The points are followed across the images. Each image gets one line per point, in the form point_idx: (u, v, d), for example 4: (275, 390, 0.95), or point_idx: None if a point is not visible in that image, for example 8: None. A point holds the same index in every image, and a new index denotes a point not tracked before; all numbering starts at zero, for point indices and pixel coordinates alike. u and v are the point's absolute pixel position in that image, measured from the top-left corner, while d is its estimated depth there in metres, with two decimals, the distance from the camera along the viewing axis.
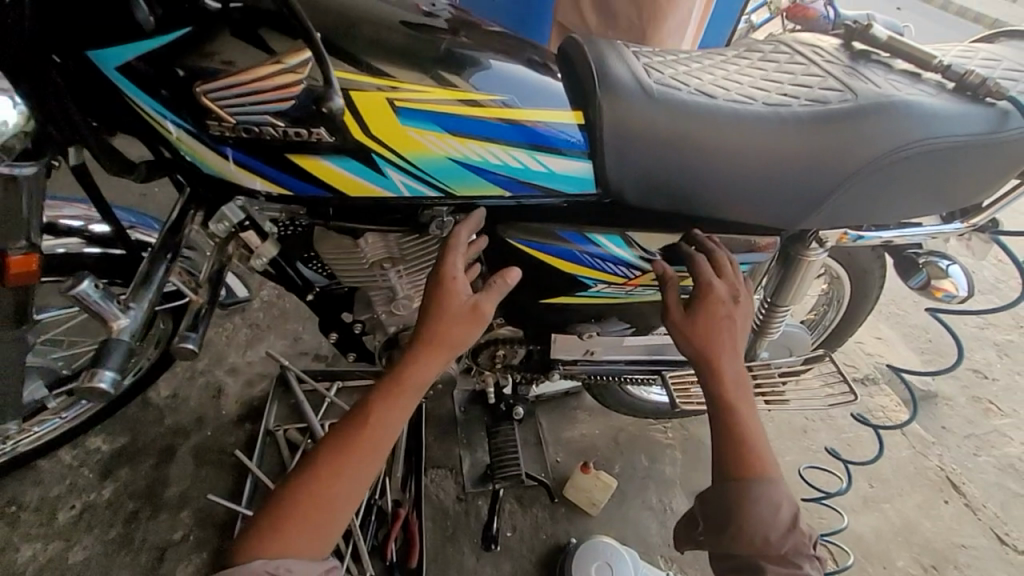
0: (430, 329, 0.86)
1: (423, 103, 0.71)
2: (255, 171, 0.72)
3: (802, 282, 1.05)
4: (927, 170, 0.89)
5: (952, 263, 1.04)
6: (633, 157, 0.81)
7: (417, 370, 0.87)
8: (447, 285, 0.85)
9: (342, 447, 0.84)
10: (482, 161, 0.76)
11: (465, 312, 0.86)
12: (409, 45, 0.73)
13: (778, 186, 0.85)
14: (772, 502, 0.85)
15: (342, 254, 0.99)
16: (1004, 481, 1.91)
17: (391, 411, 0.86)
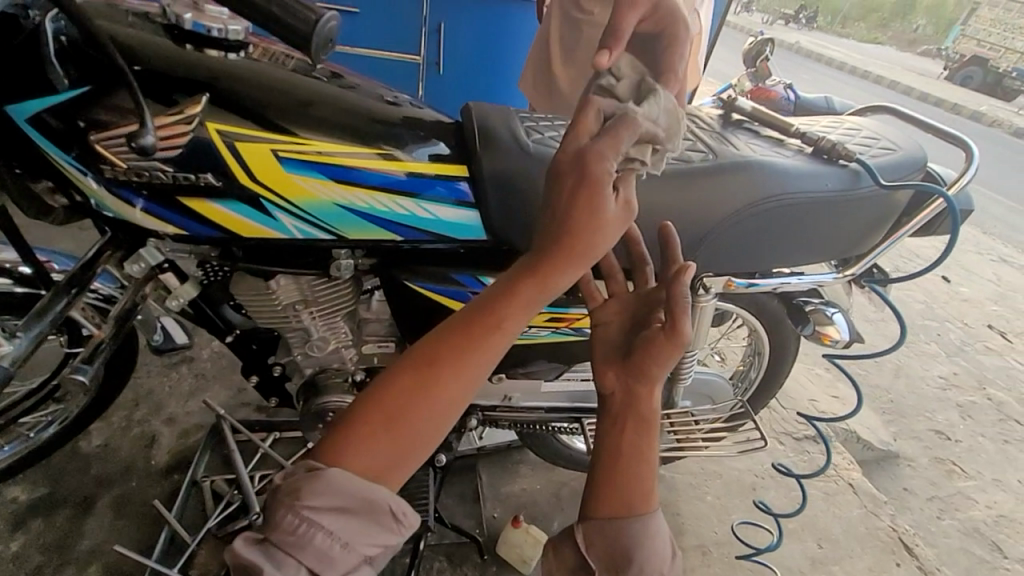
0: (546, 241, 0.66)
1: (307, 154, 0.78)
2: (159, 216, 0.79)
3: (698, 327, 1.11)
4: (789, 221, 0.98)
5: (837, 311, 1.11)
6: (513, 207, 0.90)
7: (517, 296, 0.67)
8: (577, 164, 0.64)
9: (413, 382, 0.67)
10: (369, 207, 0.84)
11: (591, 210, 0.64)
12: (297, 98, 0.80)
13: (650, 234, 0.93)
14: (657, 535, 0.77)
15: (256, 296, 1.04)
16: (969, 546, 1.89)
17: (479, 353, 0.68)
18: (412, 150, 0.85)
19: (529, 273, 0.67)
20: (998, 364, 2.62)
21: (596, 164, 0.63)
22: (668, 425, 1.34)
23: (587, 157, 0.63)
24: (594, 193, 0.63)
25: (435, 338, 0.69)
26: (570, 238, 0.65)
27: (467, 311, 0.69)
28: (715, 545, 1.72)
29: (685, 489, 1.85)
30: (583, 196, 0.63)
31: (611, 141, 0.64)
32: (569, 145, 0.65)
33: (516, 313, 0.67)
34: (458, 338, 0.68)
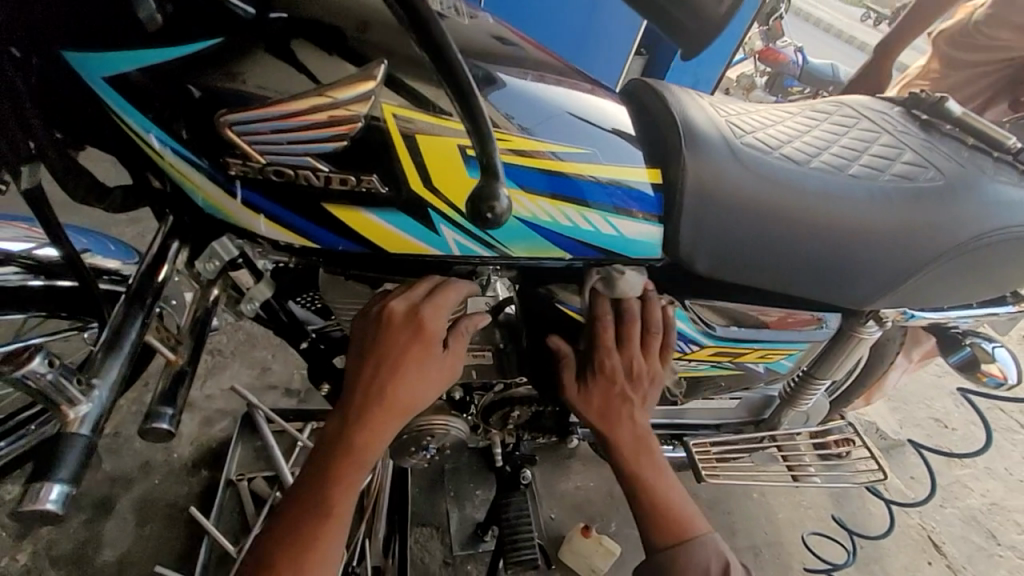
0: (382, 376, 0.74)
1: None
2: (254, 207, 0.58)
3: (846, 359, 0.98)
4: (1003, 256, 0.83)
5: (997, 346, 1.00)
6: (711, 225, 0.72)
7: (365, 426, 0.73)
8: (411, 324, 0.73)
9: (302, 514, 0.72)
10: (551, 222, 0.65)
11: (428, 348, 0.74)
12: (473, 77, 0.63)
13: (856, 263, 0.77)
14: (698, 563, 0.80)
15: (355, 304, 0.84)
16: (969, 534, 1.84)
17: (347, 486, 0.73)
18: (605, 150, 0.68)
19: (376, 400, 0.73)
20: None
21: (428, 319, 0.73)
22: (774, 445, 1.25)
23: (420, 314, 0.73)
24: (425, 339, 0.74)
25: (310, 472, 0.75)
26: (408, 369, 0.74)
27: (326, 436, 0.75)
28: (766, 545, 1.69)
29: (731, 486, 1.80)
30: (415, 334, 0.73)
31: (439, 300, 0.74)
32: (398, 305, 0.73)
33: (373, 434, 0.74)
34: (326, 473, 0.74)
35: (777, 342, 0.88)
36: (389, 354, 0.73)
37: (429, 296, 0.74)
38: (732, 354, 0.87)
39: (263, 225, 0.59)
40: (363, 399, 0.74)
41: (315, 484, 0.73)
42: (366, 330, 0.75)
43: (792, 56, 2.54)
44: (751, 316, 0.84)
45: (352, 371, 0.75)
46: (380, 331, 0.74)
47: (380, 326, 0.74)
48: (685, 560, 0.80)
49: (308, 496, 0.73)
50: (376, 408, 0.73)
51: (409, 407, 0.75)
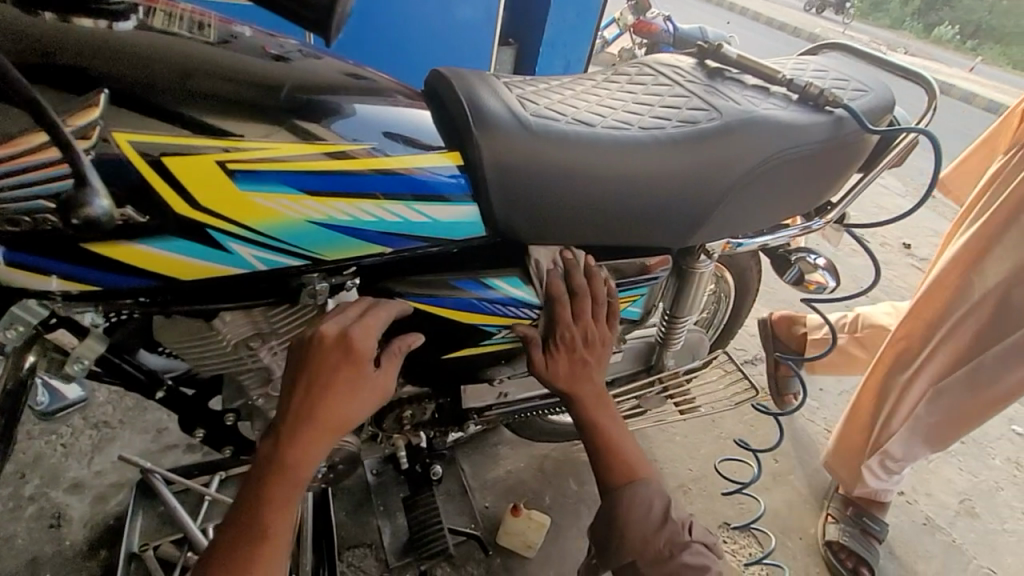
0: (312, 398, 0.73)
1: (268, 163, 0.64)
2: (33, 267, 0.63)
3: (695, 296, 1.08)
4: (791, 176, 0.94)
5: (819, 257, 1.13)
6: (521, 196, 0.76)
7: (295, 447, 0.72)
8: (341, 345, 0.73)
9: (235, 545, 0.70)
10: (353, 220, 0.69)
11: (358, 368, 0.74)
12: (258, 94, 0.66)
13: (661, 205, 0.84)
14: (642, 502, 0.88)
15: (194, 340, 0.81)
16: None
17: (282, 510, 0.72)
18: (403, 143, 0.71)
19: (310, 420, 0.73)
20: (884, 252, 2.79)
21: (359, 340, 0.74)
22: (661, 386, 1.34)
23: (351, 336, 0.73)
24: (358, 360, 0.74)
25: (242, 499, 0.72)
26: (339, 389, 0.74)
27: (256, 462, 0.74)
28: (692, 481, 1.78)
29: (656, 435, 1.88)
30: (344, 356, 0.73)
31: (369, 321, 0.74)
32: (330, 327, 0.73)
33: (304, 454, 0.73)
34: (257, 501, 0.72)
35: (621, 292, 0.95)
36: (319, 376, 0.73)
37: (360, 317, 0.75)
38: None
39: (55, 284, 0.65)
40: (293, 423, 0.73)
41: (253, 512, 0.71)
42: (296, 352, 0.74)
43: (663, 26, 2.65)
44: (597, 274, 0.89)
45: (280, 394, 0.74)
46: (309, 351, 0.73)
47: (310, 350, 0.73)
48: (623, 504, 0.88)
49: (243, 529, 0.70)
50: (306, 430, 0.72)
51: (344, 427, 0.74)
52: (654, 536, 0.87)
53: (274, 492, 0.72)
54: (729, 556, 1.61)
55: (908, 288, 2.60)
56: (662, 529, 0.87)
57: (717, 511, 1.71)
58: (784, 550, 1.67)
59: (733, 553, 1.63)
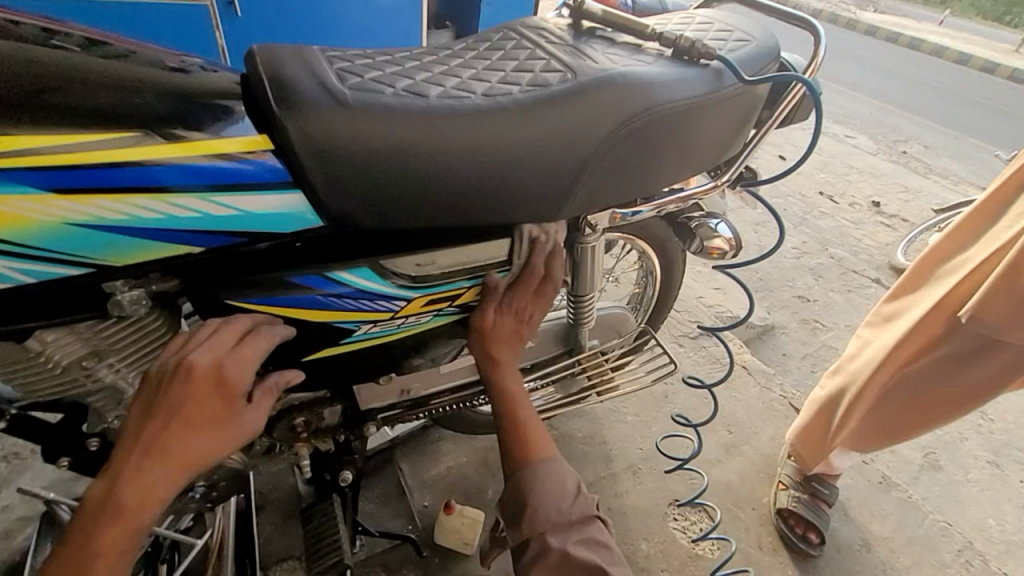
0: (168, 432, 0.71)
1: (5, 160, 0.59)
2: None
3: (591, 266, 1.03)
4: (665, 136, 0.88)
5: (720, 221, 1.07)
6: (345, 179, 0.69)
7: (140, 488, 0.69)
8: (210, 378, 0.72)
9: None
10: (129, 218, 0.63)
11: (222, 402, 0.74)
12: (101, 99, 0.65)
13: (512, 176, 0.77)
14: (553, 477, 0.90)
15: (15, 364, 0.74)
16: None
17: (118, 558, 0.69)
18: (190, 128, 0.66)
19: (159, 454, 0.70)
20: (850, 211, 2.74)
21: (232, 372, 0.73)
22: (581, 369, 1.27)
23: (223, 368, 0.73)
24: (228, 393, 0.74)
25: (71, 547, 0.68)
26: (200, 425, 0.72)
27: (90, 504, 0.70)
28: (643, 461, 1.73)
29: (606, 417, 1.83)
30: (212, 388, 0.73)
31: (244, 354, 0.73)
32: (200, 359, 0.71)
33: (149, 496, 0.69)
34: (91, 539, 0.68)
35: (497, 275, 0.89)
36: (181, 409, 0.71)
37: (231, 348, 0.73)
38: (450, 296, 0.87)
39: None
40: (141, 458, 0.70)
41: (87, 551, 0.67)
42: (158, 381, 0.71)
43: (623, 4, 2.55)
44: (459, 255, 0.83)
45: (131, 426, 0.71)
46: (170, 380, 0.71)
47: (175, 379, 0.71)
48: (536, 478, 0.89)
49: (72, 569, 0.67)
50: (155, 468, 0.70)
51: (199, 464, 0.73)
52: (567, 509, 0.88)
53: (109, 532, 0.68)
54: (678, 534, 1.57)
55: (876, 245, 2.58)
56: (575, 503, 0.89)
57: (667, 488, 1.67)
58: (736, 522, 1.63)
59: (683, 530, 1.59)
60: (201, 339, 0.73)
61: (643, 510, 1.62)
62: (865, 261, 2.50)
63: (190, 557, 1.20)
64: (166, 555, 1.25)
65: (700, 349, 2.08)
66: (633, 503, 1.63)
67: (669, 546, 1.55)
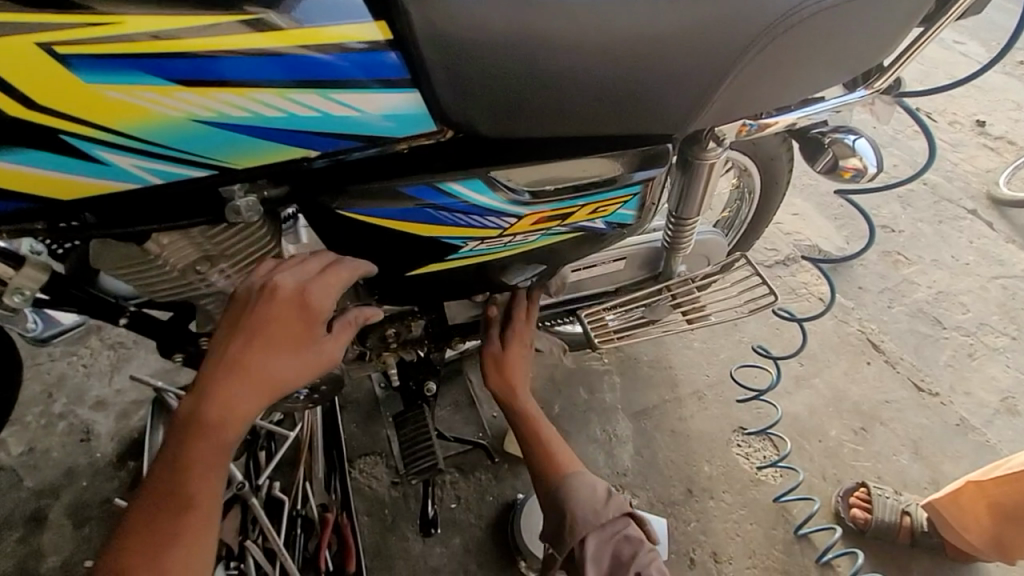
0: (252, 354, 0.72)
1: (119, 45, 0.54)
2: None
3: (703, 190, 0.93)
4: (825, 32, 0.74)
5: (858, 137, 0.94)
6: (471, 79, 0.63)
7: (224, 406, 0.71)
8: (295, 299, 0.73)
9: (161, 501, 0.70)
10: (251, 116, 0.59)
11: (304, 326, 0.74)
12: None
13: (650, 77, 0.68)
14: (584, 484, 1.04)
15: (135, 266, 0.75)
16: (917, 326, 1.89)
17: (206, 475, 0.71)
18: (299, 10, 0.58)
19: (243, 375, 0.72)
20: (952, 130, 2.41)
21: (316, 296, 0.74)
22: (669, 295, 1.21)
23: (307, 290, 0.74)
24: (311, 318, 0.74)
25: (165, 461, 0.72)
26: (280, 348, 0.73)
27: (178, 424, 0.72)
28: (708, 388, 1.71)
29: (672, 342, 1.78)
30: (297, 311, 0.73)
31: (329, 277, 0.75)
32: (286, 280, 0.73)
33: (232, 413, 0.71)
34: (180, 458, 0.71)
35: (609, 192, 0.81)
36: (264, 329, 0.72)
37: (318, 273, 0.75)
38: (562, 215, 0.81)
39: None
40: (225, 378, 0.71)
41: (181, 469, 0.70)
42: (244, 301, 0.73)
43: None
44: (574, 168, 0.76)
45: (216, 345, 0.73)
46: (255, 303, 0.72)
47: (261, 299, 0.73)
48: (567, 488, 1.04)
49: (170, 485, 0.70)
50: (239, 388, 0.71)
51: (279, 386, 0.74)
52: (607, 532, 0.99)
53: (199, 454, 0.71)
54: (742, 460, 1.58)
55: (974, 171, 2.29)
56: (606, 507, 1.01)
57: (733, 416, 1.66)
58: (801, 453, 1.62)
59: (747, 457, 1.60)
60: (289, 264, 0.75)
61: (706, 436, 1.62)
62: (960, 188, 2.23)
63: (285, 447, 1.31)
64: (264, 443, 1.36)
65: (774, 279, 1.97)
66: (696, 427, 1.64)
67: (732, 471, 1.57)
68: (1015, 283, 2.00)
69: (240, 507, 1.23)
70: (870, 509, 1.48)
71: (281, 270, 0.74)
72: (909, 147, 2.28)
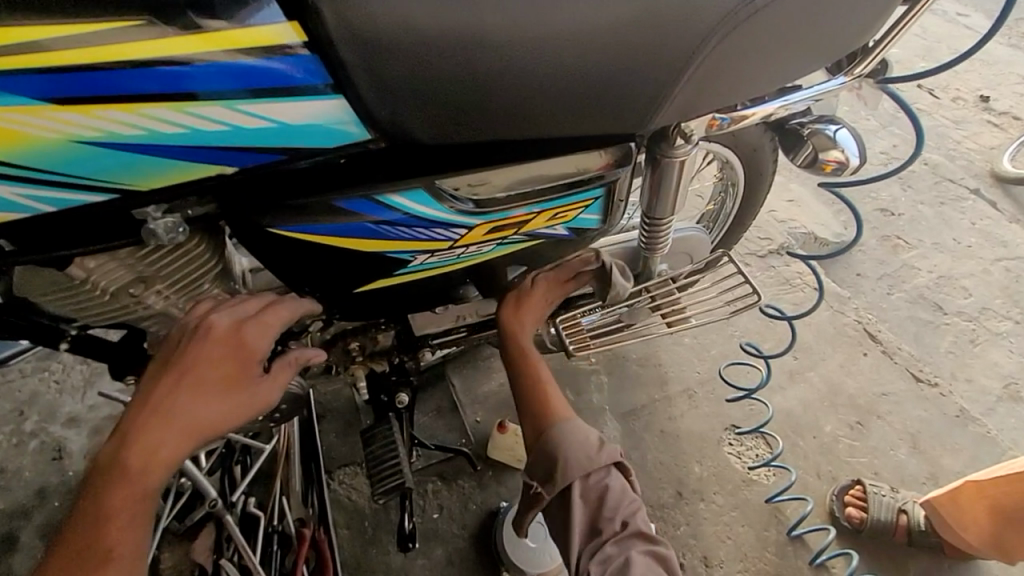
0: (182, 392, 0.73)
1: (1, 62, 0.50)
2: None
3: (675, 189, 0.88)
4: (793, 17, 0.68)
5: (839, 128, 0.88)
6: (401, 84, 0.58)
7: (149, 447, 0.71)
8: (226, 338, 0.75)
9: (70, 559, 0.67)
10: (146, 134, 0.54)
11: (236, 365, 0.76)
12: None
13: (600, 76, 0.63)
14: (580, 435, 0.96)
15: (62, 292, 0.71)
16: (916, 315, 1.83)
17: (122, 526, 0.69)
18: (198, 13, 0.52)
19: (170, 414, 0.73)
20: (953, 107, 2.33)
21: (249, 334, 0.76)
22: (649, 297, 1.16)
23: (240, 329, 0.76)
24: (245, 355, 0.77)
25: (76, 516, 0.69)
26: (212, 385, 0.75)
27: (99, 470, 0.71)
28: (699, 385, 1.66)
29: (662, 338, 1.73)
30: (228, 349, 0.75)
31: (264, 317, 0.77)
32: (220, 319, 0.75)
33: (157, 453, 0.71)
34: (96, 509, 0.69)
35: (567, 197, 0.75)
36: (193, 367, 0.74)
37: (252, 314, 0.77)
38: (518, 223, 0.75)
39: None
40: (152, 418, 0.72)
41: (96, 520, 0.68)
42: (174, 342, 0.75)
43: None
44: (523, 172, 0.71)
45: (142, 388, 0.74)
46: (185, 343, 0.74)
47: (193, 337, 0.74)
48: (561, 437, 0.96)
49: (80, 541, 0.67)
50: (166, 427, 0.72)
51: (208, 425, 0.75)
52: (594, 480, 0.94)
53: (115, 502, 0.69)
54: (734, 460, 1.54)
55: (976, 149, 2.21)
56: (598, 455, 0.95)
57: (724, 414, 1.61)
58: (795, 451, 1.58)
59: (739, 456, 1.55)
60: (222, 304, 0.77)
61: (697, 435, 1.58)
62: (961, 168, 2.16)
63: (260, 461, 1.28)
64: (239, 457, 1.32)
65: (768, 269, 1.91)
66: (687, 426, 1.59)
67: (723, 470, 1.53)
68: (1019, 267, 1.93)
69: (213, 525, 1.20)
70: (864, 508, 1.43)
71: (214, 309, 0.77)
72: (908, 126, 2.20)
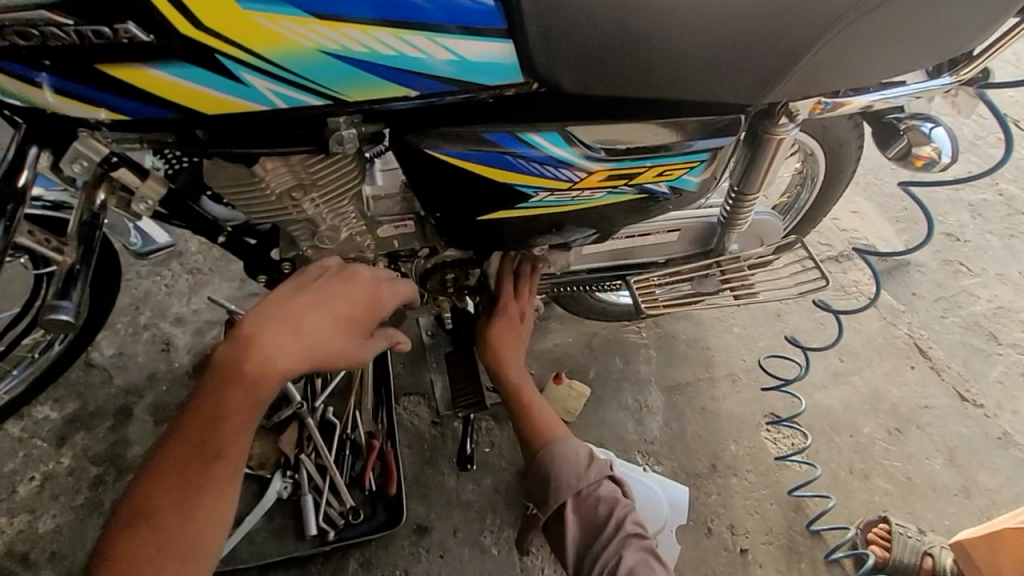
0: (316, 318, 0.86)
1: None
2: (81, 98, 0.70)
3: (767, 164, 0.96)
4: (910, 17, 0.75)
5: (934, 127, 0.94)
6: (563, 36, 0.68)
7: (278, 357, 0.81)
8: (364, 288, 0.92)
9: (197, 440, 0.79)
10: (369, 53, 0.67)
11: (359, 312, 0.91)
12: None
13: (729, 49, 0.72)
14: (571, 450, 1.09)
15: (241, 186, 0.84)
16: (969, 339, 1.84)
17: (237, 425, 0.79)
18: None
19: (301, 334, 0.84)
20: None
21: (380, 293, 0.93)
22: (719, 271, 1.24)
23: (377, 286, 0.93)
24: (371, 308, 0.92)
25: (200, 403, 0.80)
26: (338, 322, 0.88)
27: (219, 369, 0.80)
28: (744, 371, 1.73)
29: (712, 324, 1.80)
30: (361, 296, 0.91)
31: (394, 285, 0.96)
32: (362, 271, 0.92)
33: (282, 366, 0.82)
34: (217, 403, 0.79)
35: (676, 156, 0.84)
36: (331, 301, 0.88)
37: (384, 279, 0.95)
38: (630, 175, 0.85)
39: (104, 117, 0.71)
40: (285, 334, 0.83)
41: (217, 412, 0.79)
42: (315, 274, 0.90)
43: None
44: (638, 133, 0.80)
45: (276, 303, 0.85)
46: (329, 281, 0.89)
47: (340, 278, 0.90)
48: (555, 452, 1.09)
49: (202, 429, 0.79)
50: (295, 344, 0.83)
51: (326, 358, 0.86)
52: (585, 492, 1.05)
53: (234, 402, 0.79)
54: (769, 444, 1.61)
55: None
56: (590, 468, 1.07)
57: (765, 403, 1.68)
58: (829, 445, 1.63)
59: (774, 442, 1.62)
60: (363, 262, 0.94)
61: (736, 417, 1.65)
62: None
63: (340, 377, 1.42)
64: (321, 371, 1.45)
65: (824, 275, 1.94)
66: (728, 409, 1.66)
67: (758, 452, 1.60)
68: None
69: (297, 424, 1.37)
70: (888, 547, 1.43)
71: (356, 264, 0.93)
72: (987, 155, 2.17)
